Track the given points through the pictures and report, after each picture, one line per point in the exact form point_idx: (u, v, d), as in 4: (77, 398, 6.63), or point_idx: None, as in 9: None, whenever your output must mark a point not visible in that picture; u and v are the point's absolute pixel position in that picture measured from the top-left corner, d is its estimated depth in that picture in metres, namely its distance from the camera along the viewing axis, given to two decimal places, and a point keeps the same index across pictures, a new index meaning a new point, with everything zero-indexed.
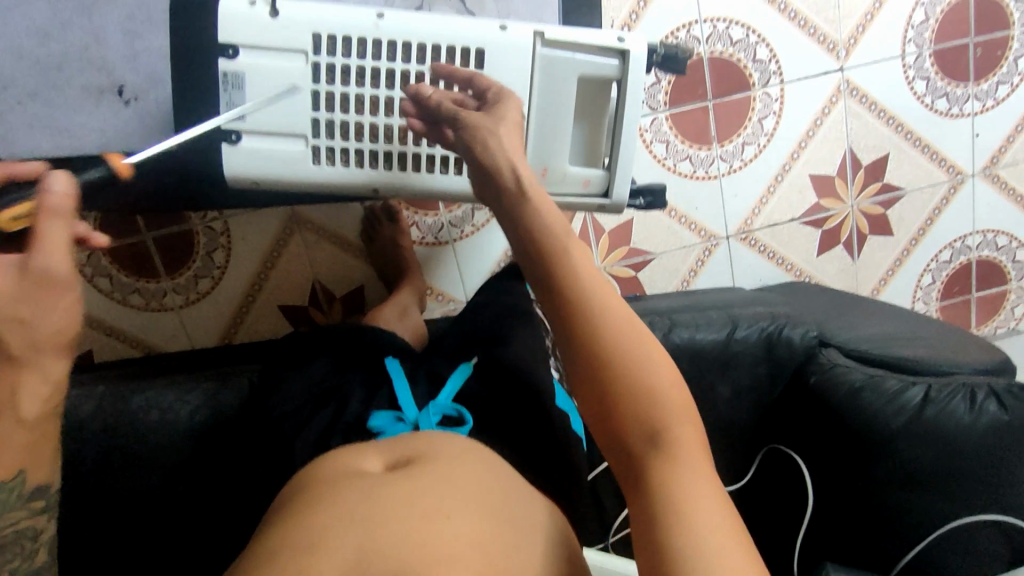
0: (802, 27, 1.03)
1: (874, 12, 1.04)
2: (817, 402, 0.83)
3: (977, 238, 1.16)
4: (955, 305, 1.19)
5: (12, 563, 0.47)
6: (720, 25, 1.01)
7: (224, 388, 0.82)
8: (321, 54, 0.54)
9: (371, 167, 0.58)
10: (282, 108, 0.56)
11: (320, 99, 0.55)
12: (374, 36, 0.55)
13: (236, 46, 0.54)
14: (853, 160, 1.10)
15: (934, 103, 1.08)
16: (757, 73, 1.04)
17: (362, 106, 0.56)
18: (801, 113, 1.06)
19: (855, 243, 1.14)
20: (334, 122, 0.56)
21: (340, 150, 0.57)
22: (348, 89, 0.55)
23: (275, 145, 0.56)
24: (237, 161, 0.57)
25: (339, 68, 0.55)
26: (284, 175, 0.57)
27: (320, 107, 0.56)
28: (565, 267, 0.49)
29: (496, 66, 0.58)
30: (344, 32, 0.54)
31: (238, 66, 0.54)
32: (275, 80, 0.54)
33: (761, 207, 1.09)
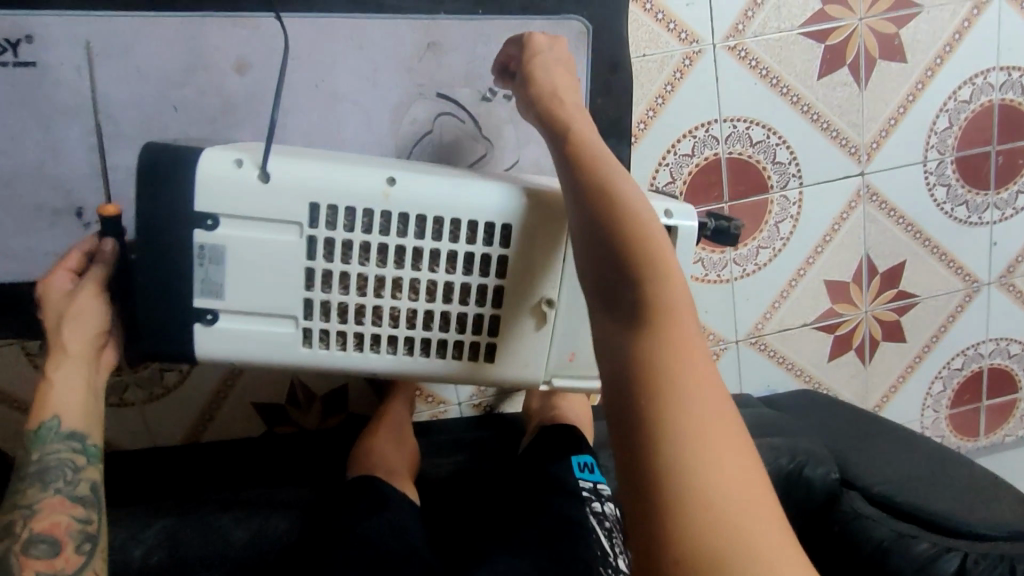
0: (824, 129, 0.98)
1: (898, 117, 0.99)
2: (840, 551, 0.78)
3: (990, 345, 1.12)
4: (965, 412, 1.15)
5: (59, 483, 0.59)
6: (740, 124, 0.96)
7: (187, 526, 0.74)
8: (319, 226, 0.47)
9: (372, 351, 0.51)
10: (272, 281, 0.48)
11: (316, 276, 0.48)
12: (383, 207, 0.47)
13: (217, 216, 0.46)
14: (868, 266, 1.05)
15: (954, 210, 1.04)
16: (776, 175, 0.99)
17: (366, 285, 0.48)
18: (818, 217, 1.01)
19: (867, 349, 1.09)
20: (331, 303, 0.49)
21: (336, 332, 0.50)
22: (349, 268, 0.47)
23: (263, 326, 0.49)
24: (214, 341, 0.50)
25: (340, 243, 0.47)
26: (271, 357, 0.50)
27: (314, 285, 0.48)
28: (643, 236, 0.46)
29: (522, 245, 0.49)
30: (348, 202, 0.46)
31: (216, 239, 0.47)
32: (268, 255, 0.47)
33: (773, 311, 1.04)
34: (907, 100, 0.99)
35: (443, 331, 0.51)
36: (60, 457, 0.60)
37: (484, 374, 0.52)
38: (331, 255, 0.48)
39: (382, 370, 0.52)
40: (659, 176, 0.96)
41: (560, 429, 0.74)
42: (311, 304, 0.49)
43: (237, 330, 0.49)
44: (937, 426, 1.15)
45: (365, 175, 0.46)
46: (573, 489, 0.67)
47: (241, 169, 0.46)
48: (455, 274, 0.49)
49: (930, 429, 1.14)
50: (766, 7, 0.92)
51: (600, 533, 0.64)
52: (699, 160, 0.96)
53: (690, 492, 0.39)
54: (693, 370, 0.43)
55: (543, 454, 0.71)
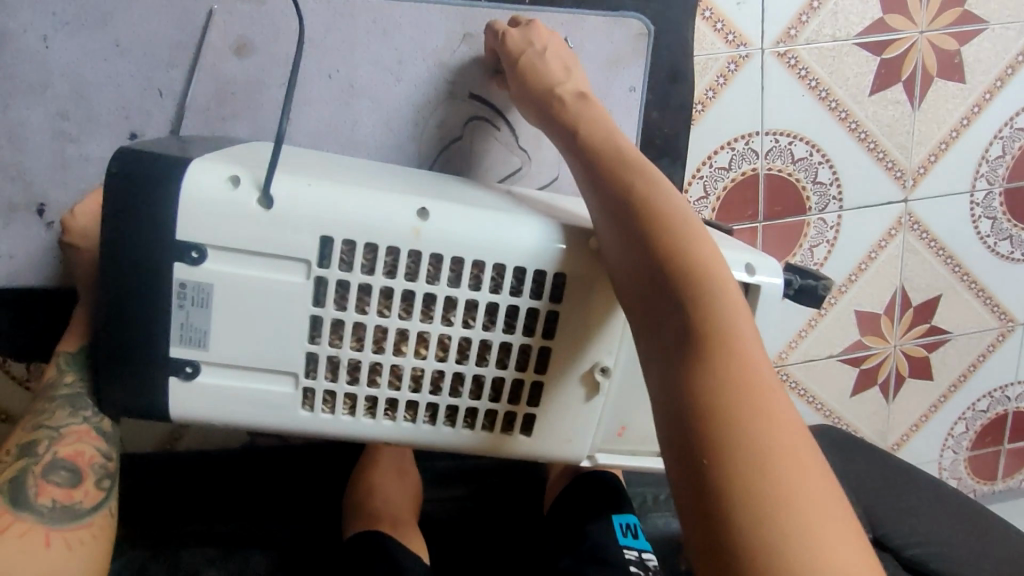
0: (870, 150, 0.90)
1: (949, 141, 0.92)
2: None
3: (1018, 388, 1.06)
4: (984, 455, 1.09)
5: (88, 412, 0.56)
6: (782, 139, 0.88)
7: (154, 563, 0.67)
8: (332, 265, 0.41)
9: (386, 418, 0.45)
10: (272, 329, 0.42)
11: (323, 327, 0.42)
12: (413, 248, 0.41)
13: (201, 248, 0.40)
14: (902, 298, 0.98)
15: (996, 244, 0.98)
16: (816, 197, 0.91)
17: (384, 337, 0.42)
18: (855, 244, 0.94)
19: (892, 385, 1.02)
20: (342, 360, 0.43)
21: (344, 394, 0.44)
22: (364, 319, 0.41)
23: (257, 384, 0.43)
24: (197, 397, 0.44)
25: (355, 286, 0.41)
26: (264, 418, 0.44)
27: (320, 337, 0.42)
28: (692, 247, 0.40)
29: (574, 299, 0.43)
30: (371, 239, 0.40)
31: (201, 277, 0.40)
32: (266, 297, 0.41)
33: (800, 340, 0.97)
34: (961, 124, 0.91)
35: (470, 396, 0.45)
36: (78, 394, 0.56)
37: (515, 447, 0.47)
38: (346, 300, 0.42)
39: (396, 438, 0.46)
40: (691, 190, 0.88)
41: (600, 482, 0.67)
42: (315, 359, 0.43)
43: (218, 384, 0.43)
44: (955, 468, 1.09)
45: (393, 209, 0.40)
46: (614, 556, 0.57)
47: (240, 190, 0.39)
48: (494, 332, 0.43)
49: (948, 470, 1.09)
50: (823, 12, 0.84)
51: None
52: (735, 175, 0.88)
53: (769, 544, 0.33)
54: (752, 393, 0.36)
55: (581, 511, 0.63)
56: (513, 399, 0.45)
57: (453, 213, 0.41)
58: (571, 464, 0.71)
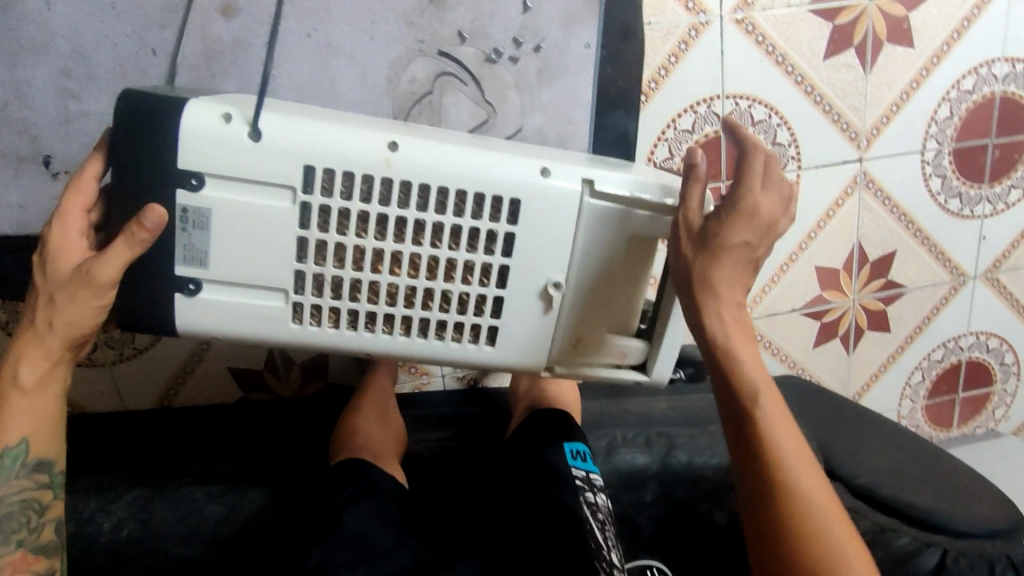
0: (826, 112, 0.96)
1: (900, 104, 0.97)
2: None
3: (970, 338, 1.12)
4: (940, 404, 1.16)
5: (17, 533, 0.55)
6: (742, 102, 0.93)
7: (159, 496, 0.71)
8: (312, 192, 0.46)
9: (368, 330, 0.50)
10: (262, 249, 0.47)
11: (308, 246, 0.47)
12: (383, 174, 0.46)
13: (200, 175, 0.45)
14: (860, 254, 1.04)
15: (947, 202, 1.04)
16: (775, 157, 0.97)
17: (361, 257, 0.47)
18: (815, 203, 1.00)
19: (852, 337, 1.08)
20: (324, 277, 0.48)
21: (330, 308, 0.49)
22: (342, 238, 0.47)
23: (250, 299, 0.49)
24: (196, 312, 0.49)
25: (334, 211, 0.46)
26: (258, 333, 0.50)
27: (306, 256, 0.48)
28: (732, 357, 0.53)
29: (531, 220, 0.48)
30: (345, 167, 0.45)
31: (200, 202, 0.46)
32: (253, 220, 0.47)
33: (764, 295, 1.03)
34: (910, 87, 0.97)
35: (442, 310, 0.50)
36: (17, 496, 0.55)
37: (482, 356, 0.52)
38: (326, 224, 0.47)
39: (374, 349, 0.51)
40: (658, 152, 0.93)
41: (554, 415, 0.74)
42: (302, 277, 0.49)
43: (213, 300, 0.49)
44: (913, 416, 1.16)
45: (365, 140, 0.45)
46: (565, 476, 0.67)
47: (233, 124, 0.45)
48: (458, 252, 0.48)
49: (907, 418, 1.15)
50: None
51: (595, 524, 0.64)
52: (698, 137, 0.94)
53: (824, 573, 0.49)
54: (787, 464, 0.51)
55: (536, 438, 0.71)
56: (479, 312, 0.51)
57: (422, 144, 0.46)
58: (530, 401, 0.79)
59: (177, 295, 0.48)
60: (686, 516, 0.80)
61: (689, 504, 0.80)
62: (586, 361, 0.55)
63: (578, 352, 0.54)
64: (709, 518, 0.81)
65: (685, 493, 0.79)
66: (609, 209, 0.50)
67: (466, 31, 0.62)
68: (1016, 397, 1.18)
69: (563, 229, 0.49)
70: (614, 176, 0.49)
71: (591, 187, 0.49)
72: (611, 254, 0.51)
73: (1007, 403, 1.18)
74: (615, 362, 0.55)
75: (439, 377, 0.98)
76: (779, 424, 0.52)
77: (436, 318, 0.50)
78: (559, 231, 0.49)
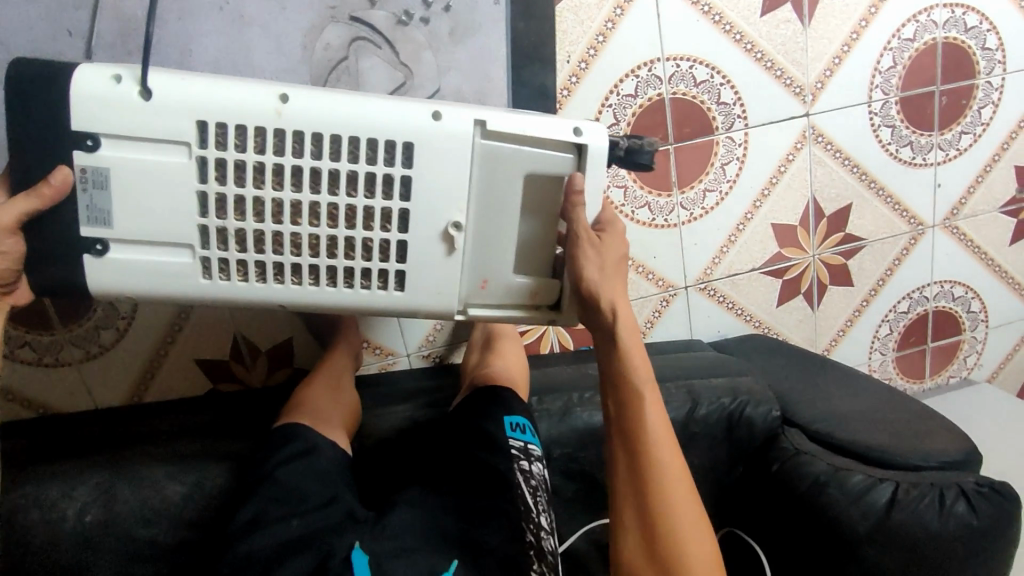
0: (768, 69, 0.97)
1: (842, 56, 0.98)
2: (774, 487, 0.77)
3: (935, 288, 1.13)
4: (911, 355, 1.16)
5: None
6: (683, 64, 0.94)
7: (120, 481, 0.73)
8: (209, 147, 0.49)
9: (277, 282, 0.53)
10: (168, 206, 0.50)
11: (209, 203, 0.50)
12: (275, 125, 0.48)
13: (95, 136, 0.48)
14: (816, 209, 1.05)
15: (898, 151, 1.04)
16: (721, 116, 0.98)
17: (262, 211, 0.50)
18: (765, 161, 1.01)
19: (815, 293, 1.09)
20: (228, 231, 0.51)
21: (236, 261, 0.52)
22: (243, 192, 0.49)
23: (159, 256, 0.51)
24: (106, 273, 0.52)
25: (231, 164, 0.49)
26: (171, 291, 0.52)
27: (209, 212, 0.50)
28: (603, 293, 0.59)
29: (426, 161, 0.51)
30: (238, 121, 0.48)
31: (97, 162, 0.48)
32: (158, 177, 0.49)
33: (722, 256, 1.04)
34: (851, 39, 0.97)
35: (348, 258, 0.53)
36: None
37: (390, 301, 0.55)
38: (224, 178, 0.49)
39: (287, 300, 0.54)
40: (603, 118, 0.94)
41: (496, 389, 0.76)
42: (206, 232, 0.51)
43: (124, 259, 0.51)
44: (884, 369, 1.16)
45: (256, 94, 0.48)
46: (503, 445, 0.69)
47: (122, 84, 0.47)
48: (357, 198, 0.50)
49: (879, 371, 1.16)
50: None
51: (526, 490, 0.67)
52: (643, 101, 0.95)
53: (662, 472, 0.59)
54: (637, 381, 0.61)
55: (477, 409, 0.73)
56: (385, 258, 0.53)
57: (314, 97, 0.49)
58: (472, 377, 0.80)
59: (85, 256, 0.51)
60: None
61: None
62: (495, 302, 0.58)
63: (487, 293, 0.58)
64: None
65: None
66: (502, 147, 0.53)
67: None
68: (986, 344, 1.19)
69: (459, 173, 0.52)
70: (502, 117, 0.53)
71: (483, 128, 0.52)
72: (508, 194, 0.55)
73: (978, 351, 1.19)
74: (526, 301, 0.59)
75: (404, 355, 0.99)
76: (634, 349, 0.62)
77: (344, 266, 0.53)
78: (454, 171, 0.52)
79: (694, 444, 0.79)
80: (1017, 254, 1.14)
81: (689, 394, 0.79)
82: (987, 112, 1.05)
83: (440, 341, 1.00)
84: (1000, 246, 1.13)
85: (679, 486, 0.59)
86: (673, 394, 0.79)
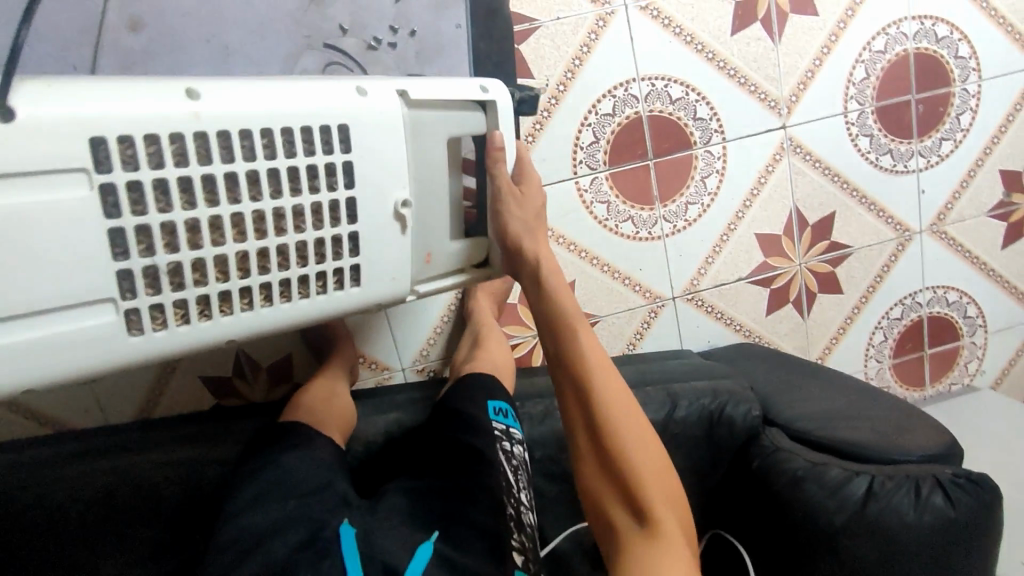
0: (741, 85, 1.01)
1: (815, 69, 1.02)
2: (757, 485, 0.77)
3: (928, 294, 1.13)
4: (908, 362, 1.16)
5: None
6: (658, 83, 0.98)
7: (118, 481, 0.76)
8: (109, 168, 0.41)
9: (230, 314, 0.48)
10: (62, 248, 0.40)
11: (126, 237, 0.42)
12: (199, 128, 0.44)
13: None
14: (798, 218, 1.07)
15: (878, 159, 1.06)
16: (698, 132, 1.01)
17: (198, 228, 0.45)
18: (744, 173, 1.04)
19: (804, 301, 1.10)
20: (161, 268, 0.44)
21: (173, 304, 0.46)
22: (174, 214, 0.43)
23: (78, 321, 0.42)
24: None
25: (157, 185, 0.42)
26: (89, 359, 0.44)
27: (129, 252, 0.43)
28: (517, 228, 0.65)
29: (368, 146, 0.52)
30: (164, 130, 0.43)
31: None
32: (53, 216, 0.39)
33: (707, 266, 1.06)
34: (822, 52, 1.01)
35: (300, 266, 0.51)
36: None
37: (355, 301, 0.55)
38: (141, 203, 0.42)
39: (238, 334, 0.50)
40: (583, 137, 0.98)
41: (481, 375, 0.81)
42: (129, 275, 0.43)
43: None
44: (882, 377, 1.16)
45: (169, 95, 0.43)
46: (486, 427, 0.73)
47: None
48: (302, 197, 0.49)
49: (876, 379, 1.16)
50: None
51: (507, 468, 0.72)
52: (620, 120, 0.99)
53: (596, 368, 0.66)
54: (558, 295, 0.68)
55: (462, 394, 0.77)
56: (339, 257, 0.53)
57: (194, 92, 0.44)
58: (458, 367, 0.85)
59: None
60: None
61: None
62: (435, 272, 0.62)
63: (429, 266, 0.61)
64: None
65: None
66: (425, 115, 0.56)
67: (347, 25, 0.70)
68: (986, 350, 1.18)
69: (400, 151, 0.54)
70: (420, 85, 0.55)
71: (405, 97, 0.55)
72: (436, 163, 0.58)
73: (979, 357, 1.18)
74: (457, 264, 0.65)
75: (399, 370, 1.03)
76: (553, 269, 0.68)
77: (297, 275, 0.51)
78: (397, 151, 0.54)
79: (674, 445, 0.80)
80: (1010, 257, 1.14)
81: (668, 394, 0.81)
82: (965, 118, 1.07)
83: (434, 355, 1.04)
84: (991, 250, 1.13)
85: (639, 433, 0.64)
86: (651, 395, 0.81)
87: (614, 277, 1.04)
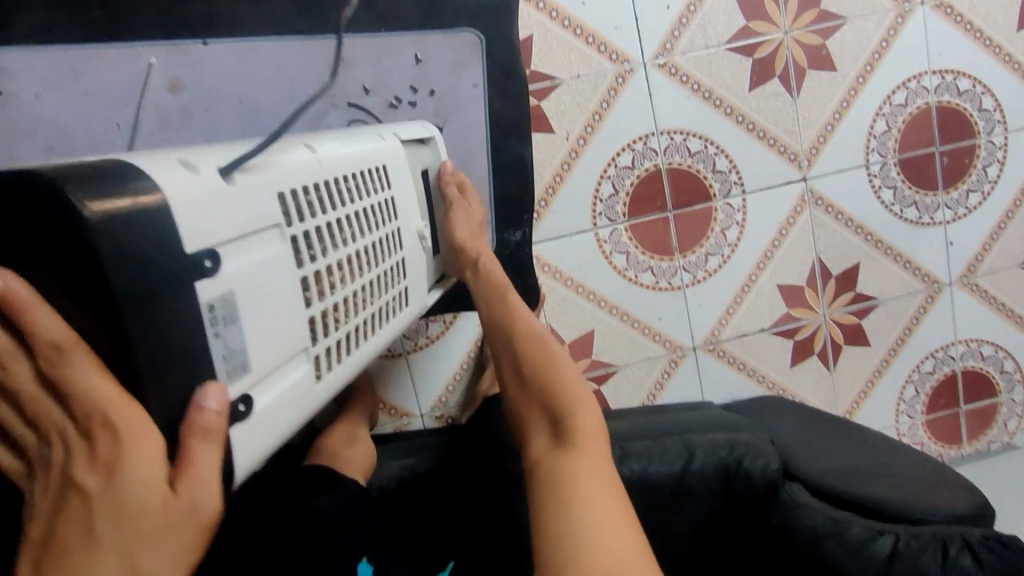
0: (761, 138, 1.02)
1: (835, 122, 1.02)
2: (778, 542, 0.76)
3: (960, 347, 1.10)
4: (942, 418, 1.12)
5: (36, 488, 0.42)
6: (677, 136, 1.00)
7: None
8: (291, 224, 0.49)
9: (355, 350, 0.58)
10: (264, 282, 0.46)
11: (309, 284, 0.50)
12: (319, 176, 0.53)
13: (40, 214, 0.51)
14: (822, 270, 1.06)
15: (903, 211, 1.06)
16: (718, 184, 1.02)
17: (343, 264, 0.54)
18: (765, 224, 1.04)
19: (830, 353, 1.08)
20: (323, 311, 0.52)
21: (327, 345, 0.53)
22: (330, 256, 0.52)
23: (281, 376, 0.49)
24: (247, 438, 0.45)
25: (312, 232, 0.51)
26: (294, 414, 0.50)
27: (310, 299, 0.50)
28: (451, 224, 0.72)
29: (399, 180, 0.65)
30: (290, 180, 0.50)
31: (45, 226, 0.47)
32: (251, 255, 0.45)
33: (729, 317, 1.06)
34: (841, 106, 1.02)
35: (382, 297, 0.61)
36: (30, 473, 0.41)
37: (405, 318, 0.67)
38: (312, 249, 0.51)
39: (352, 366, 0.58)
40: (602, 189, 1.00)
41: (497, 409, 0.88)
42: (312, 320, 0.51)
43: (267, 408, 0.47)
44: (914, 433, 1.12)
45: (292, 158, 0.51)
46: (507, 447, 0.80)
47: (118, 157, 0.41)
48: (377, 233, 0.59)
49: (908, 435, 1.12)
50: (692, 25, 0.98)
51: None
52: (639, 172, 1.01)
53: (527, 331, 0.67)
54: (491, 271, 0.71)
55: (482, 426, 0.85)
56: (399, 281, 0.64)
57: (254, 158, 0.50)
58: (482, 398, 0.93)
59: (236, 423, 0.44)
60: (649, 533, 0.81)
61: (646, 516, 0.80)
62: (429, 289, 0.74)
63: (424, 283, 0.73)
64: (670, 528, 0.81)
65: (641, 506, 0.80)
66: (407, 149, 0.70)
67: (369, 85, 0.74)
68: None
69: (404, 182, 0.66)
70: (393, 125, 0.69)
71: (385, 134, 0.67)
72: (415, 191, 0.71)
73: (1019, 414, 1.13)
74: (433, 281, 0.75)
75: (418, 417, 1.04)
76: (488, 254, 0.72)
77: (382, 305, 0.61)
78: (405, 183, 0.66)
79: (690, 499, 0.80)
80: None
81: (685, 445, 0.81)
82: (993, 170, 1.05)
83: (453, 402, 1.04)
84: None
85: (564, 373, 0.65)
86: (668, 447, 0.81)
87: (633, 327, 1.04)
